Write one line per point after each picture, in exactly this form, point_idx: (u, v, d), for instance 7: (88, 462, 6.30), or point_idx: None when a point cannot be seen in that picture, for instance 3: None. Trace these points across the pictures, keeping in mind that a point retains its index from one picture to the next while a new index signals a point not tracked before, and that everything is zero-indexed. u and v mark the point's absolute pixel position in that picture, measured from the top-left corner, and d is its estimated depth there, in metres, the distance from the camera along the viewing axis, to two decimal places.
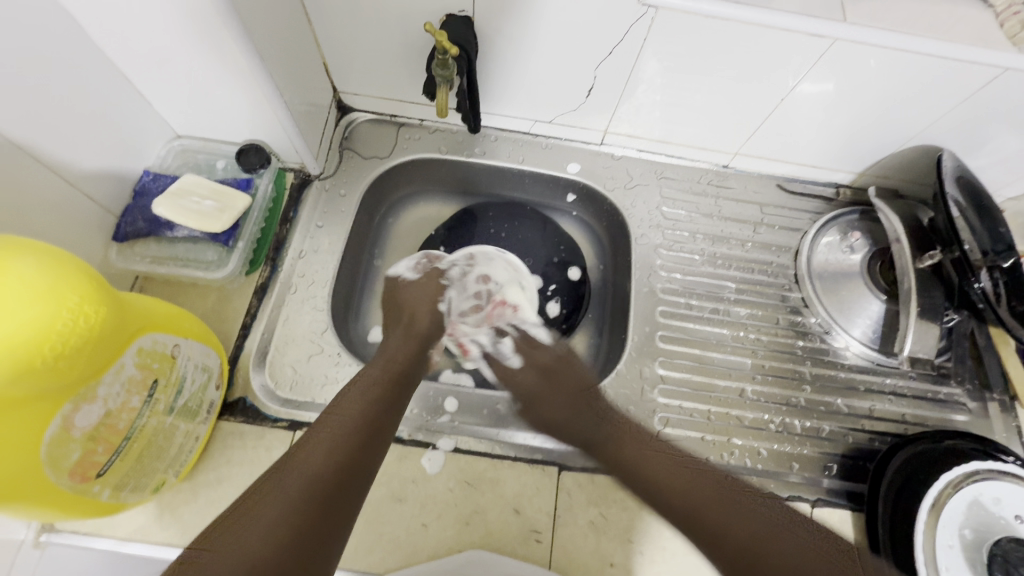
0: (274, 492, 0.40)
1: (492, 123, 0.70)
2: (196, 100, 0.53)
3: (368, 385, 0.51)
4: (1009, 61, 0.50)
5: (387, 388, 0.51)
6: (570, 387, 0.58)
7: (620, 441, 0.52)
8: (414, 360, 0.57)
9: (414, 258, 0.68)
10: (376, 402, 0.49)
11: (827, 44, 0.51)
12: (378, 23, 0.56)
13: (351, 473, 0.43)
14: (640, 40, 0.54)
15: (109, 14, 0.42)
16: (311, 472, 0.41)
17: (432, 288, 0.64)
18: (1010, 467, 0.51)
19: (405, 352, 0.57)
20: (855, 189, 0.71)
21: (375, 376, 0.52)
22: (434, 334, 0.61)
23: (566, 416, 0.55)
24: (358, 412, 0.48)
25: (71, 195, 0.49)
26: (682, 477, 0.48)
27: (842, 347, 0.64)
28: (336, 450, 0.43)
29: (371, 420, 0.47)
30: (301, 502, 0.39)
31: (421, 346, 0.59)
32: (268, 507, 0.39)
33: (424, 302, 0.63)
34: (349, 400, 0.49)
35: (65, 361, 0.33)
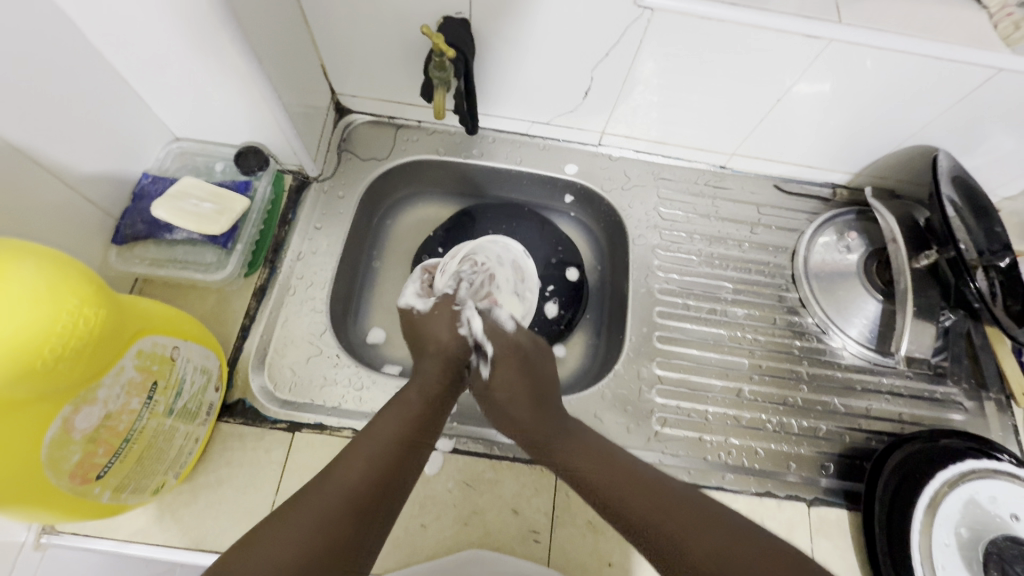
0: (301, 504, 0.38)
1: (490, 125, 0.70)
2: (194, 102, 0.53)
3: (402, 403, 0.48)
4: (1004, 62, 0.50)
5: (423, 410, 0.48)
6: (537, 384, 0.52)
7: (568, 444, 0.48)
8: (452, 380, 0.52)
9: (417, 282, 0.60)
10: (412, 422, 0.47)
11: (822, 45, 0.51)
12: (377, 25, 0.56)
13: (383, 496, 0.41)
14: (637, 42, 0.54)
15: (108, 18, 0.43)
16: (348, 487, 0.40)
17: (447, 314, 0.54)
18: (1006, 466, 0.52)
19: (442, 371, 0.52)
20: (851, 189, 0.71)
21: (416, 400, 0.49)
22: (465, 353, 0.56)
23: (529, 417, 0.50)
24: (393, 432, 0.45)
25: (71, 199, 0.49)
26: (635, 491, 0.42)
27: (839, 346, 0.64)
28: (374, 464, 0.42)
29: (404, 442, 0.45)
30: (327, 525, 0.37)
31: (458, 366, 0.53)
32: (293, 523, 0.37)
33: (443, 326, 0.53)
34: (384, 421, 0.46)
35: (65, 363, 0.33)
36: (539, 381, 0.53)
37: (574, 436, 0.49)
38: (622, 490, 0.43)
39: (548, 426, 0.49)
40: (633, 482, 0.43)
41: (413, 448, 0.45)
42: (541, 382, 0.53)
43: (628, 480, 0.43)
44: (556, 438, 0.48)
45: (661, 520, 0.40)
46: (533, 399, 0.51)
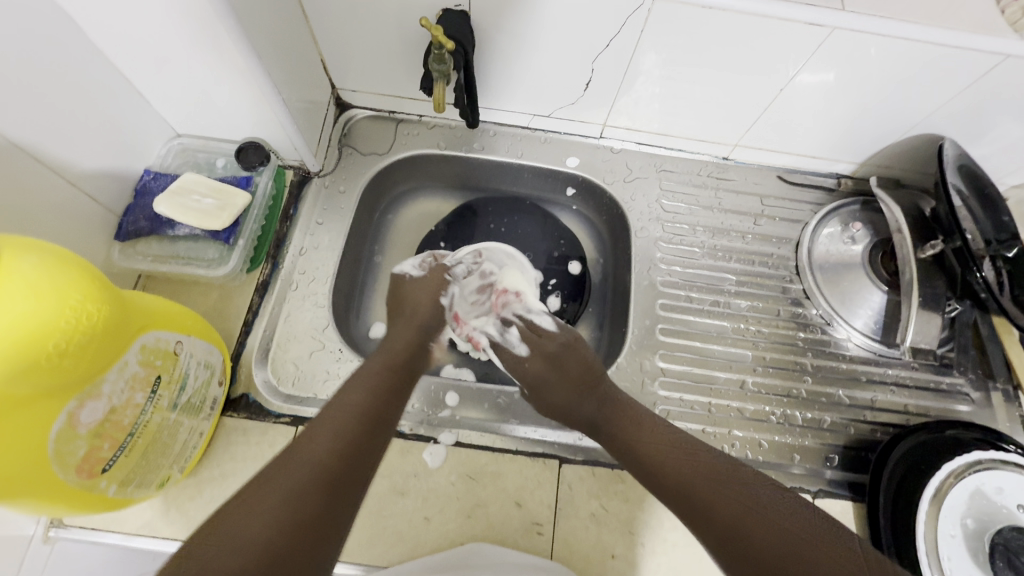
0: (275, 475, 0.37)
1: (491, 118, 0.69)
2: (195, 99, 0.53)
3: (366, 374, 0.48)
4: (1010, 48, 0.49)
5: (389, 378, 0.48)
6: (576, 371, 0.53)
7: (615, 409, 0.50)
8: (418, 349, 0.54)
9: (420, 258, 0.64)
10: (379, 392, 0.46)
11: (826, 33, 0.50)
12: (376, 20, 0.56)
13: (353, 471, 0.39)
14: (637, 32, 0.53)
15: (109, 15, 0.43)
16: (315, 458, 0.39)
17: (434, 283, 0.60)
18: (1012, 457, 0.51)
19: (407, 340, 0.54)
20: (856, 179, 0.70)
21: (374, 369, 0.49)
22: (438, 326, 0.58)
23: (571, 401, 0.51)
24: (359, 403, 0.44)
25: (73, 196, 0.49)
26: (682, 458, 0.43)
27: (844, 338, 0.63)
28: (343, 437, 0.41)
29: (370, 413, 0.44)
30: (301, 496, 0.36)
31: (421, 336, 0.56)
32: (269, 492, 0.36)
33: (426, 294, 0.59)
34: (348, 392, 0.45)
35: (69, 358, 0.34)
36: (581, 368, 0.53)
37: (623, 404, 0.50)
38: (674, 462, 0.43)
39: (592, 401, 0.51)
40: (687, 450, 0.43)
41: (381, 420, 0.44)
42: (580, 368, 0.53)
43: (680, 452, 0.43)
44: (599, 407, 0.50)
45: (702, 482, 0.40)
46: (577, 384, 0.52)
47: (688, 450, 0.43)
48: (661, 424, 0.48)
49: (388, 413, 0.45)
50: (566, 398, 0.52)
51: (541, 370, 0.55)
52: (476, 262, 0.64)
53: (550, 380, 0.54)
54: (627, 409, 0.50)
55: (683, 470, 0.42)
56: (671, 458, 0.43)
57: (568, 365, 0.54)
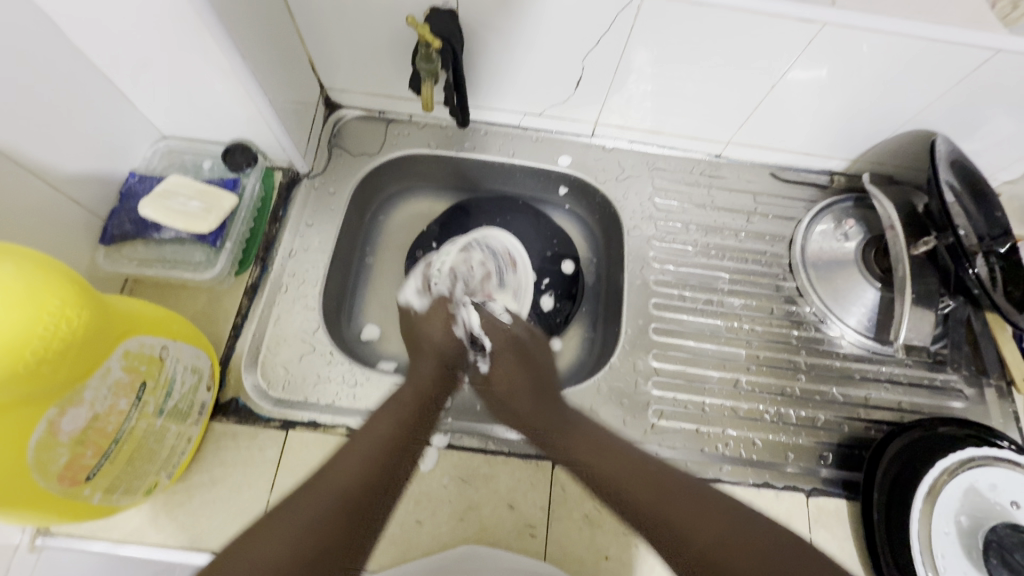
0: (311, 499, 0.41)
1: (481, 117, 0.69)
2: (179, 99, 0.53)
3: (394, 405, 0.52)
4: (1001, 43, 0.49)
5: (417, 408, 0.52)
6: (542, 379, 0.58)
7: (576, 443, 0.50)
8: (443, 382, 0.57)
9: (418, 277, 0.64)
10: (404, 424, 0.50)
11: (816, 29, 0.50)
12: (364, 18, 0.55)
13: (355, 519, 0.41)
14: (627, 30, 0.53)
15: (90, 17, 0.42)
16: (344, 483, 0.43)
17: (443, 316, 0.61)
18: (1006, 453, 0.51)
19: (433, 372, 0.57)
20: (849, 176, 0.70)
21: (406, 396, 0.53)
22: (460, 359, 0.60)
23: (532, 409, 0.54)
24: (385, 432, 0.48)
25: (56, 199, 0.49)
26: (642, 482, 0.45)
27: (837, 335, 0.63)
28: (368, 463, 0.45)
29: (396, 446, 0.48)
30: (327, 518, 0.40)
31: (443, 366, 0.58)
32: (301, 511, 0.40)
33: (437, 325, 0.60)
34: (377, 423, 0.49)
35: (47, 365, 0.33)
36: (545, 379, 0.58)
37: (575, 428, 0.51)
38: (633, 489, 0.45)
39: (571, 439, 0.51)
40: (646, 480, 0.45)
41: (404, 450, 0.48)
42: (542, 377, 0.58)
43: (643, 478, 0.45)
44: (575, 444, 0.50)
45: (649, 501, 0.43)
46: (534, 395, 0.55)
47: (651, 477, 0.45)
48: (614, 444, 0.49)
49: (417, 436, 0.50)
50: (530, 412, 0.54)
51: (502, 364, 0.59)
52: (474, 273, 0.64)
53: (519, 371, 0.58)
54: (586, 435, 0.51)
55: (643, 491, 0.44)
56: (621, 473, 0.46)
57: (537, 367, 0.59)
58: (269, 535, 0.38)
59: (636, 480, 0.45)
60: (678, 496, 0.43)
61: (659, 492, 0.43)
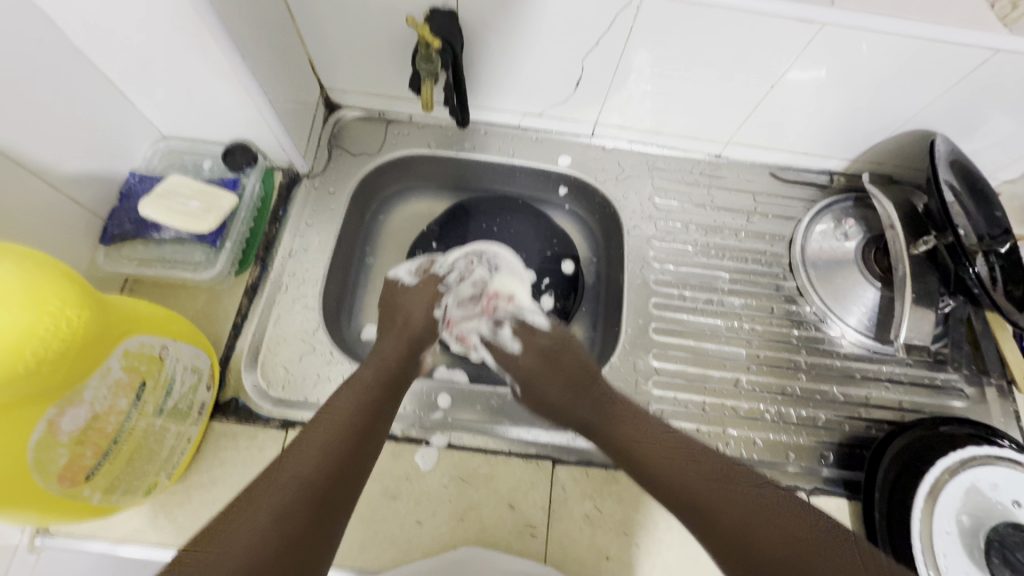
0: (265, 495, 0.39)
1: (482, 118, 0.69)
2: (179, 99, 0.53)
3: (358, 385, 0.48)
4: (1000, 42, 0.49)
5: (377, 392, 0.48)
6: (573, 370, 0.54)
7: (622, 421, 0.50)
8: (405, 360, 0.53)
9: (416, 262, 0.64)
10: (366, 404, 0.47)
11: (816, 29, 0.50)
12: (364, 19, 0.55)
13: (343, 486, 0.42)
14: (627, 30, 0.53)
15: (91, 18, 0.42)
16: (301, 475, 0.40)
17: (428, 294, 0.59)
18: (1008, 452, 0.51)
19: (397, 353, 0.54)
20: (848, 175, 0.70)
21: (366, 378, 0.49)
22: (428, 339, 0.57)
23: (564, 401, 0.52)
24: (345, 419, 0.45)
25: (56, 200, 0.49)
26: (679, 462, 0.45)
27: (838, 335, 0.63)
28: (325, 454, 0.42)
29: (360, 428, 0.45)
30: (286, 518, 0.38)
31: (413, 344, 0.55)
32: (265, 505, 0.38)
33: (420, 303, 0.59)
34: (339, 403, 0.47)
35: (47, 365, 0.33)
36: (578, 371, 0.54)
37: (620, 407, 0.51)
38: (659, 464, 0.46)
39: (594, 402, 0.52)
40: (681, 450, 0.46)
41: (370, 431, 0.45)
42: (571, 372, 0.54)
43: (676, 454, 0.46)
44: (603, 415, 0.51)
45: (653, 454, 0.46)
46: (579, 382, 0.53)
47: (690, 456, 0.46)
48: (649, 419, 0.50)
49: (389, 404, 0.49)
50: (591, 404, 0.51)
51: (546, 379, 0.53)
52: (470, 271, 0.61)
53: (547, 372, 0.54)
54: (627, 412, 0.51)
55: (676, 475, 0.44)
56: (661, 460, 0.46)
57: (563, 363, 0.54)
58: (225, 534, 0.37)
59: (694, 475, 0.44)
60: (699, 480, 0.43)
61: (682, 459, 0.45)
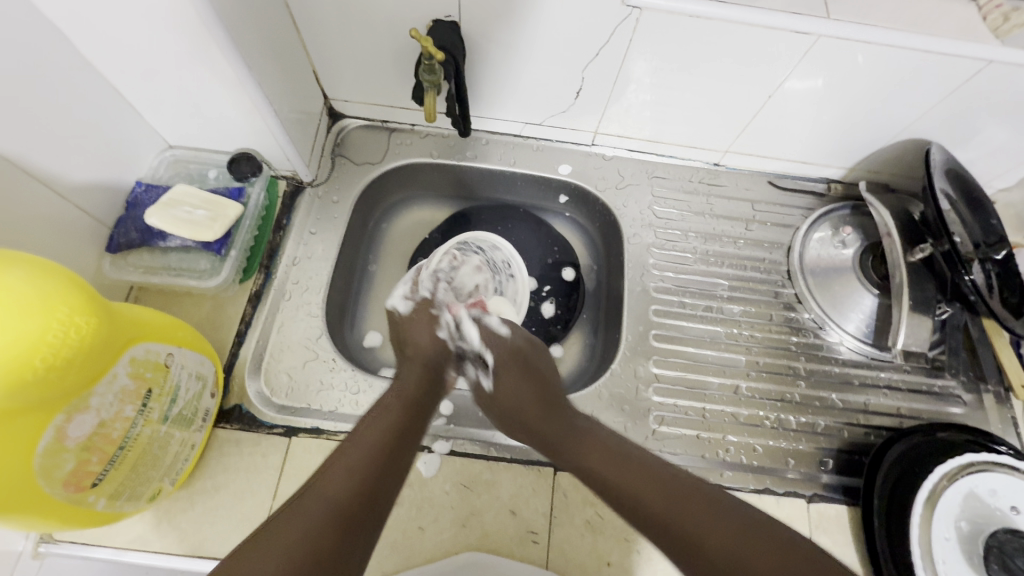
0: (306, 500, 0.36)
1: (483, 127, 0.70)
2: (186, 109, 0.53)
3: (382, 411, 0.45)
4: (993, 54, 0.50)
5: (404, 417, 0.45)
6: (537, 368, 0.53)
7: (588, 448, 0.45)
8: (430, 383, 0.50)
9: (407, 282, 0.59)
10: (385, 437, 0.42)
11: (811, 41, 0.51)
12: (368, 31, 0.56)
13: (373, 503, 0.37)
14: (626, 41, 0.54)
15: (101, 31, 0.43)
16: (331, 498, 0.36)
17: (426, 320, 0.54)
18: (1006, 458, 0.51)
19: (418, 377, 0.50)
20: (846, 184, 0.71)
21: (389, 403, 0.46)
22: (449, 358, 0.54)
23: (541, 420, 0.48)
24: (373, 441, 0.41)
25: (64, 208, 0.49)
26: (650, 482, 0.39)
27: (836, 342, 0.64)
28: (358, 471, 0.38)
29: (387, 446, 0.41)
30: (317, 537, 0.34)
31: (432, 365, 0.51)
32: (288, 527, 0.34)
33: (426, 332, 0.53)
34: (365, 427, 0.42)
35: (56, 372, 0.33)
36: (543, 374, 0.53)
37: (586, 433, 0.46)
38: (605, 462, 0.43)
39: (554, 421, 0.48)
40: (653, 479, 0.40)
41: (394, 456, 0.41)
42: (547, 386, 0.51)
43: (649, 475, 0.40)
44: (564, 436, 0.46)
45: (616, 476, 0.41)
46: (546, 400, 0.50)
47: (654, 474, 0.40)
48: (622, 448, 0.44)
49: (415, 424, 0.45)
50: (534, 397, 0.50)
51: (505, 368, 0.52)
52: (464, 263, 0.62)
53: (523, 385, 0.51)
54: (588, 435, 0.46)
55: (606, 471, 0.42)
56: (615, 469, 0.42)
57: (528, 363, 0.53)
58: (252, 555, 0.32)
59: (636, 475, 0.41)
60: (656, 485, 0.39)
61: (617, 456, 0.43)
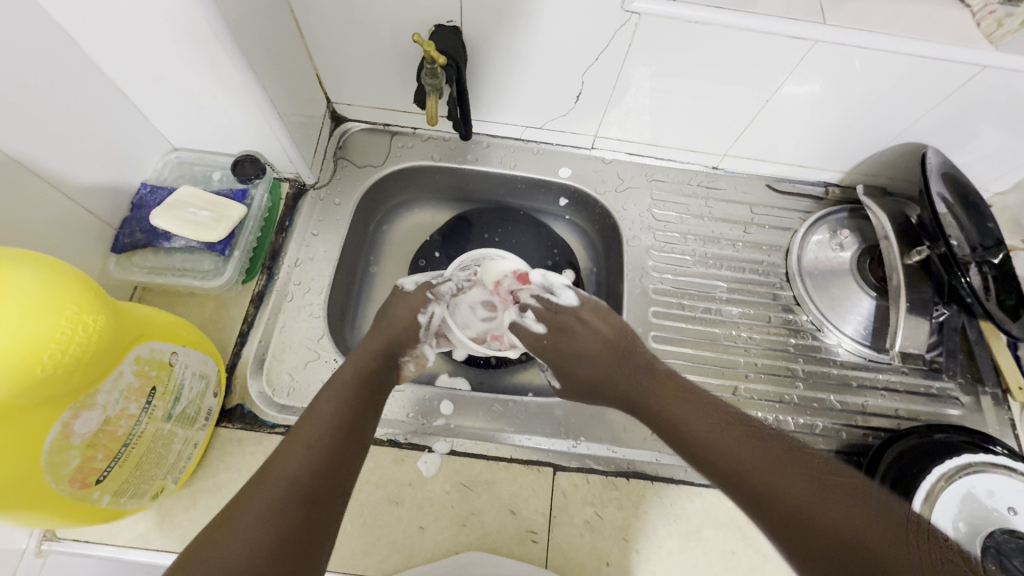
0: (253, 496, 0.35)
1: (484, 130, 0.71)
2: (191, 112, 0.54)
3: (336, 384, 0.44)
4: (987, 59, 0.51)
5: (360, 390, 0.44)
6: (601, 342, 0.51)
7: (659, 395, 0.47)
8: (385, 359, 0.49)
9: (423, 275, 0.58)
10: (350, 405, 0.43)
11: (808, 46, 0.52)
12: (371, 36, 0.57)
13: (332, 483, 0.38)
14: (625, 46, 0.55)
15: (108, 34, 0.44)
16: (289, 478, 0.36)
17: (415, 300, 0.53)
18: (1002, 459, 0.52)
19: (374, 349, 0.49)
20: (843, 187, 0.72)
21: (347, 374, 0.45)
22: (411, 343, 0.52)
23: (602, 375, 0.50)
24: (330, 416, 0.41)
25: (70, 209, 0.50)
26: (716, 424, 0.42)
27: (834, 344, 0.64)
28: (316, 452, 0.38)
29: (343, 424, 0.41)
30: (278, 518, 0.34)
31: (395, 343, 0.50)
32: (251, 509, 0.35)
33: (404, 309, 0.53)
34: (318, 404, 0.42)
35: (63, 368, 0.34)
36: (599, 331, 0.51)
37: (652, 372, 0.49)
38: (682, 415, 0.44)
39: (627, 374, 0.49)
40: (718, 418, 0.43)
41: (354, 428, 0.42)
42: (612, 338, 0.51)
43: (722, 424, 0.43)
44: (633, 380, 0.49)
45: (709, 433, 0.42)
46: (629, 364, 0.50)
47: (736, 429, 0.42)
48: (693, 393, 0.47)
49: (374, 400, 0.45)
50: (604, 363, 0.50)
51: (569, 356, 0.51)
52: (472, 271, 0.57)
53: (578, 357, 0.51)
54: (661, 381, 0.49)
55: (736, 452, 0.40)
56: (696, 421, 0.43)
57: (587, 340, 0.51)
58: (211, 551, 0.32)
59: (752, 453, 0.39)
60: (763, 456, 0.39)
61: (685, 403, 0.45)
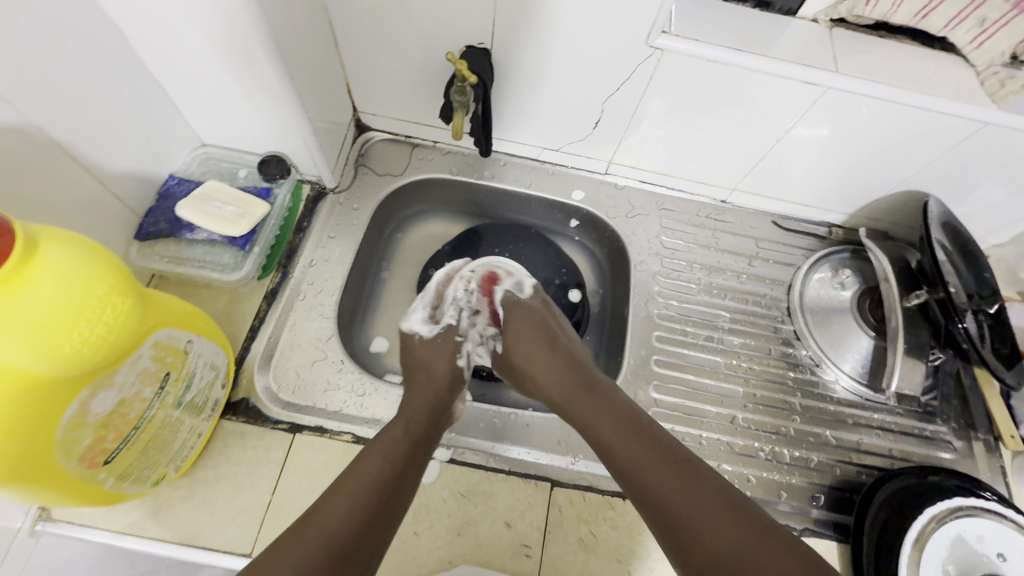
0: (288, 547, 0.36)
1: (503, 149, 0.73)
2: (224, 110, 0.56)
3: (387, 443, 0.46)
4: (989, 116, 0.53)
5: (407, 451, 0.46)
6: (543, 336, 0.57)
7: (589, 401, 0.50)
8: (435, 418, 0.51)
9: (424, 307, 0.62)
10: (398, 466, 0.44)
11: (820, 91, 0.54)
12: (402, 49, 0.59)
13: (364, 546, 0.39)
14: (646, 79, 0.57)
15: (154, 24, 0.45)
16: (328, 537, 0.38)
17: (449, 347, 0.57)
18: (993, 505, 0.52)
19: (427, 409, 0.51)
20: (846, 229, 0.74)
21: (396, 436, 0.47)
22: (457, 390, 0.56)
23: (537, 360, 0.56)
24: (376, 474, 0.43)
25: (100, 193, 0.51)
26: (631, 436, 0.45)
27: (832, 380, 0.65)
28: (358, 510, 0.40)
29: (387, 484, 0.43)
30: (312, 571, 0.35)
31: (442, 401, 0.53)
32: (281, 561, 0.36)
33: (441, 356, 0.57)
34: (366, 461, 0.43)
35: (89, 347, 0.35)
36: (548, 337, 0.57)
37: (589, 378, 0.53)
38: (624, 439, 0.45)
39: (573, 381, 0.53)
40: (631, 428, 0.46)
41: (397, 490, 0.43)
42: (555, 338, 0.57)
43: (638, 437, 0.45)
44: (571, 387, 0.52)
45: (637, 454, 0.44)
46: (579, 390, 0.51)
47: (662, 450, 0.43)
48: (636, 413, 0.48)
49: (419, 461, 0.47)
50: (557, 364, 0.55)
51: (521, 342, 0.57)
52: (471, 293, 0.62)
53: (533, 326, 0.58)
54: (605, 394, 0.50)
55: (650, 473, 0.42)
56: (635, 445, 0.44)
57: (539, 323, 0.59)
58: None
59: (684, 484, 0.41)
60: (695, 492, 0.40)
61: (628, 425, 0.46)
